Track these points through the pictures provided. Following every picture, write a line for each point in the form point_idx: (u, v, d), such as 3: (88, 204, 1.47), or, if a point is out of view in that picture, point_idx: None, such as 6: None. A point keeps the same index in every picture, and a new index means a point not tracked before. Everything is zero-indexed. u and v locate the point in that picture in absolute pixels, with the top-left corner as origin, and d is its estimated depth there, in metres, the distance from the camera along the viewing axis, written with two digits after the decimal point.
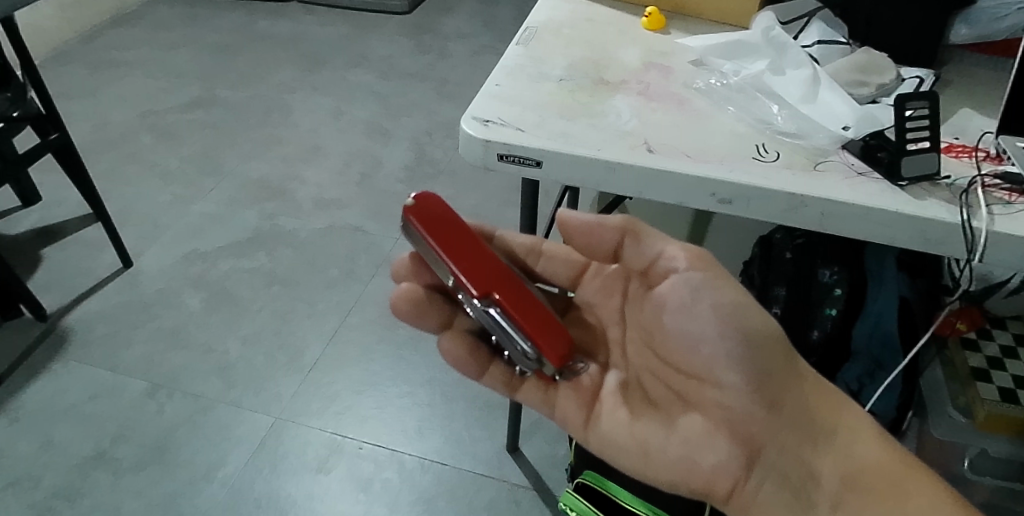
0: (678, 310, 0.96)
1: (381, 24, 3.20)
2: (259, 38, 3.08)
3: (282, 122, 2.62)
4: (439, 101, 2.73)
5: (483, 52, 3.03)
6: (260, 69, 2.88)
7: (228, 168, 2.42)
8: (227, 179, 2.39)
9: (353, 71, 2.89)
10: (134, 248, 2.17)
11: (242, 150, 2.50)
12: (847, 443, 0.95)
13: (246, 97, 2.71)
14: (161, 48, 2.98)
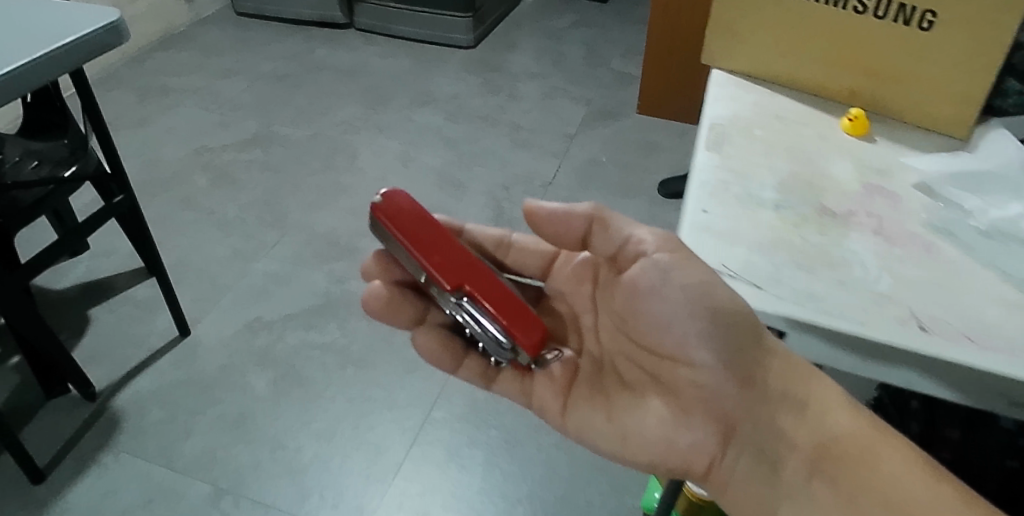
0: (648, 295, 0.79)
1: (444, 58, 2.57)
2: (319, 67, 2.47)
3: (347, 167, 2.00)
4: (513, 149, 2.07)
5: (556, 94, 2.37)
6: (312, 79, 2.40)
7: (293, 219, 1.85)
8: (294, 231, 1.82)
9: (420, 111, 2.25)
10: (192, 311, 1.64)
11: (305, 199, 1.91)
12: (820, 415, 0.75)
13: (301, 116, 2.19)
14: (216, 73, 2.39)
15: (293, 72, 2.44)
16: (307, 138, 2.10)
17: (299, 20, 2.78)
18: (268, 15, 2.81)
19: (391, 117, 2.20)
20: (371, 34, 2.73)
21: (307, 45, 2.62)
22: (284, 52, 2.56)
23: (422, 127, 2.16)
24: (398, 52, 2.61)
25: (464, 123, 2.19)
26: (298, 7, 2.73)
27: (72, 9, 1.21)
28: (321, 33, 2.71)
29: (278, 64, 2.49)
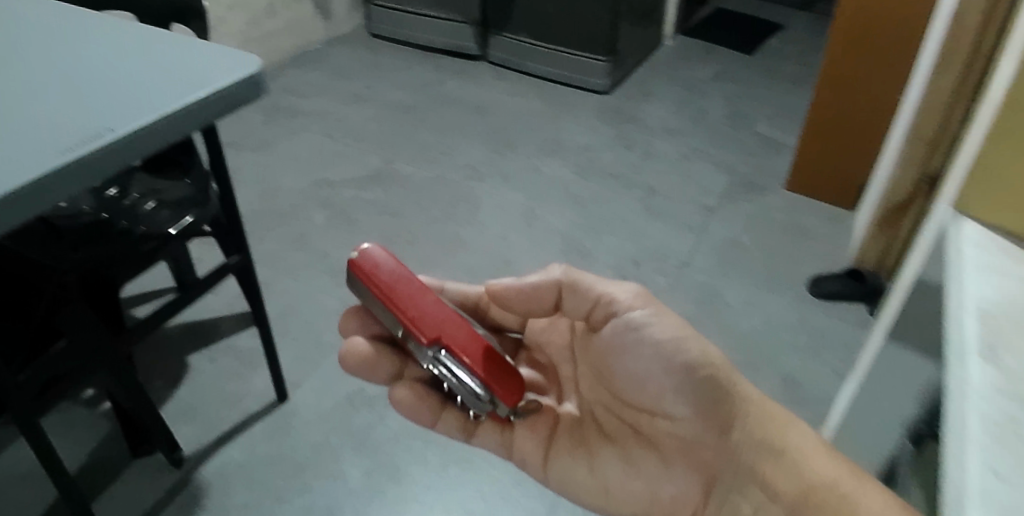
0: (623, 353, 0.86)
1: (576, 102, 2.48)
2: (443, 101, 2.43)
3: (467, 220, 1.85)
4: (647, 219, 1.88)
5: (695, 155, 2.19)
6: (435, 116, 2.33)
7: None
8: None
9: (547, 160, 2.12)
10: (291, 372, 1.39)
11: (420, 254, 1.73)
12: (796, 463, 0.76)
13: (424, 155, 2.10)
14: (344, 101, 2.36)
15: (418, 105, 2.39)
16: (430, 179, 1.99)
17: (431, 49, 2.78)
18: (400, 40, 2.83)
19: (516, 165, 2.08)
20: (501, 70, 2.69)
21: (434, 75, 2.60)
22: (412, 82, 2.53)
23: (548, 179, 2.03)
24: (526, 91, 2.53)
25: (593, 180, 2.03)
26: (432, 35, 2.74)
27: (202, 55, 0.94)
28: (451, 63, 2.69)
29: (405, 93, 2.45)
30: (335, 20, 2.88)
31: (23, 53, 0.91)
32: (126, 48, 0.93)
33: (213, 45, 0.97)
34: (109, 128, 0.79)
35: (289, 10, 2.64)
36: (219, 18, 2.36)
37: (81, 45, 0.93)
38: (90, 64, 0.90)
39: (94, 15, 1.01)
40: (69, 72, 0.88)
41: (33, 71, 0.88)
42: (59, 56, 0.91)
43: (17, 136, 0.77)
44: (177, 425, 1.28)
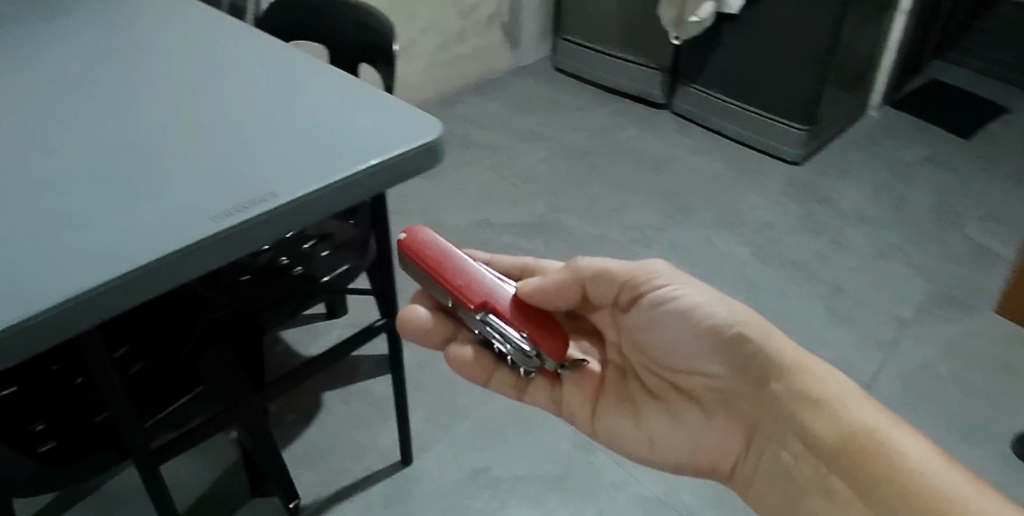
0: (657, 320, 0.88)
1: (763, 170, 2.30)
2: (622, 150, 2.31)
3: None
4: (827, 323, 1.75)
5: (889, 254, 1.99)
6: (610, 163, 2.23)
7: None
8: None
9: (722, 235, 1.98)
10: (420, 433, 1.35)
11: None
12: (829, 415, 0.77)
13: (592, 208, 2.01)
14: (519, 136, 2.32)
15: (594, 150, 2.30)
16: (594, 237, 1.90)
17: (615, 90, 2.69)
18: (585, 78, 2.75)
19: (687, 235, 1.96)
20: (685, 122, 2.55)
21: (615, 119, 2.50)
22: (590, 124, 2.45)
23: (720, 257, 1.90)
24: (710, 149, 2.38)
25: (777, 266, 1.92)
26: (619, 77, 2.64)
27: (379, 115, 0.87)
28: (634, 108, 2.58)
29: (582, 136, 2.37)
30: (523, 49, 2.85)
31: (207, 98, 0.89)
32: (304, 101, 0.89)
33: (392, 101, 0.90)
34: (270, 194, 0.74)
35: (479, 37, 2.63)
36: (411, 41, 2.38)
37: (262, 93, 0.90)
38: (266, 116, 0.86)
39: (282, 59, 0.98)
40: (244, 124, 0.84)
41: (210, 120, 0.85)
42: (239, 105, 0.88)
43: (181, 195, 0.74)
44: (297, 469, 1.27)
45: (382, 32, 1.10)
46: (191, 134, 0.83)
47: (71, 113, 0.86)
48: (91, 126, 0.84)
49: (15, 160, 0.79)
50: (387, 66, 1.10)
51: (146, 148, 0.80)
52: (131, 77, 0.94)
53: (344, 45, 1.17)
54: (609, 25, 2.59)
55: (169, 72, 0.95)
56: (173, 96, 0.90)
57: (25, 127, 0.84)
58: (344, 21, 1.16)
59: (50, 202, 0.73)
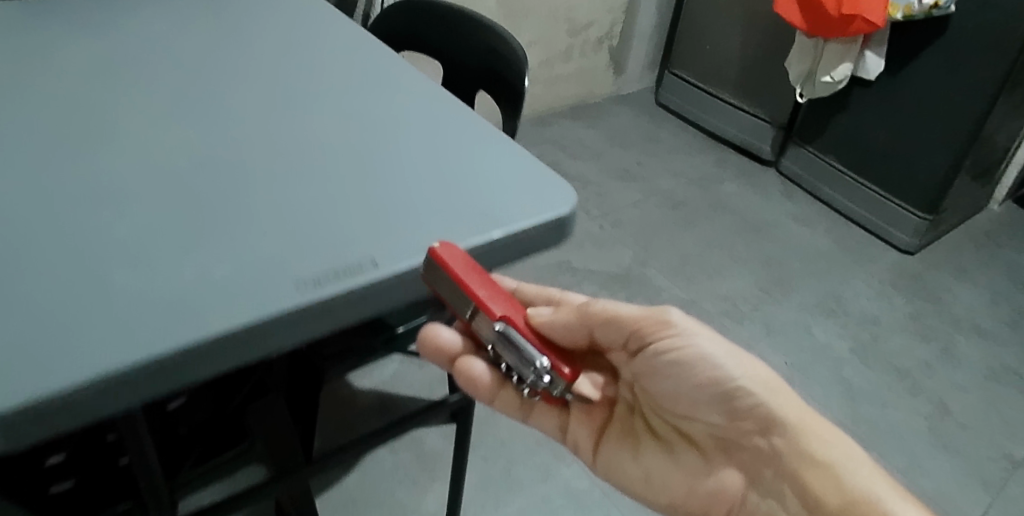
0: (660, 368, 0.74)
1: (871, 255, 2.11)
2: (721, 205, 2.13)
3: None
4: (930, 448, 1.56)
5: (1004, 377, 1.79)
6: (707, 219, 2.04)
7: None
8: None
9: (821, 321, 1.79)
10: (468, 503, 1.20)
11: None
12: (833, 482, 0.70)
13: (683, 266, 1.84)
14: (612, 172, 2.16)
15: (691, 200, 2.11)
16: (683, 302, 1.72)
17: (719, 137, 2.51)
18: (689, 119, 2.57)
19: (785, 317, 1.77)
20: (791, 185, 2.36)
21: (717, 169, 2.31)
22: (690, 171, 2.27)
23: (820, 348, 1.71)
24: (816, 221, 2.19)
25: (877, 370, 1.71)
26: (727, 124, 2.46)
27: (505, 172, 0.73)
28: (738, 160, 2.39)
29: (679, 183, 2.18)
30: (627, 77, 2.68)
31: (311, 125, 0.76)
32: (419, 143, 0.75)
33: (522, 157, 0.75)
34: (370, 258, 0.60)
35: (585, 58, 2.48)
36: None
37: (373, 126, 0.77)
38: (375, 157, 0.72)
39: (401, 88, 0.85)
40: (348, 164, 0.71)
41: (311, 154, 0.72)
42: (346, 139, 0.75)
43: (263, 242, 0.60)
44: None
45: (515, 65, 0.94)
46: (287, 167, 0.69)
47: (159, 119, 0.75)
48: (177, 137, 0.72)
49: (85, 165, 0.67)
50: (514, 105, 0.95)
51: (233, 176, 0.67)
52: (233, 86, 0.82)
53: (468, 69, 1.02)
54: (727, 69, 2.41)
55: (274, 86, 0.83)
56: (274, 116, 0.77)
57: (103, 126, 0.73)
58: (473, 42, 1.00)
59: (111, 228, 0.60)
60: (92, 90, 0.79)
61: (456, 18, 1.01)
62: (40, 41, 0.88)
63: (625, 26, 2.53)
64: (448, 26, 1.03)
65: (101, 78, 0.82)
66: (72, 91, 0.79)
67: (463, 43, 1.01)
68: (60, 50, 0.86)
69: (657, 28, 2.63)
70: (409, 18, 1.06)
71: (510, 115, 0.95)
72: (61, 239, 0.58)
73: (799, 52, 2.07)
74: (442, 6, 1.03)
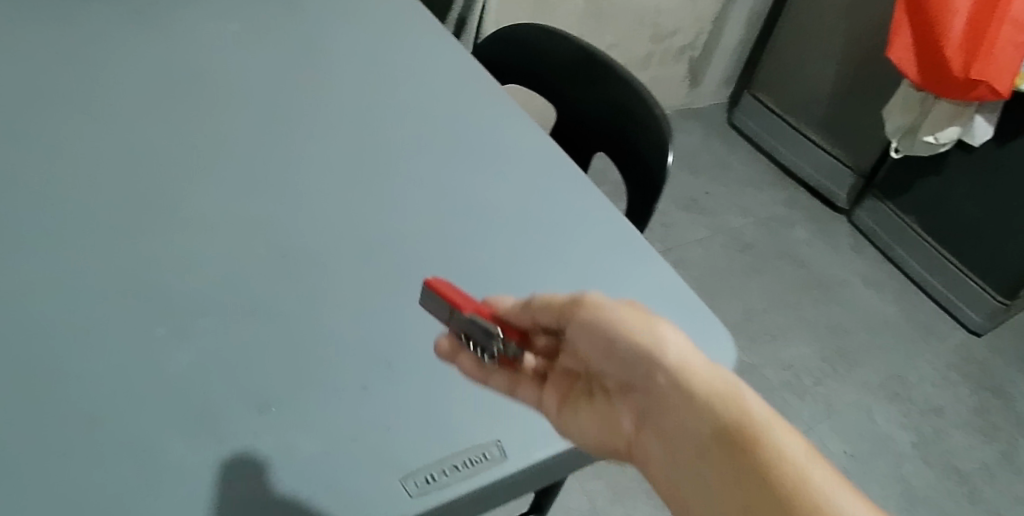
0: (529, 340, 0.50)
1: (942, 330, 1.85)
2: (789, 251, 1.94)
3: None
4: None
5: None
6: (776, 267, 1.87)
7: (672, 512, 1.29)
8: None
9: (888, 406, 1.60)
10: None
11: None
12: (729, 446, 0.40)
13: (746, 323, 1.68)
14: (677, 199, 1.98)
15: (760, 243, 1.93)
16: (744, 365, 1.58)
17: (792, 173, 2.26)
18: (761, 146, 2.32)
19: (846, 395, 1.59)
20: (862, 239, 2.10)
21: (786, 210, 2.10)
22: (758, 208, 2.06)
23: (881, 438, 1.53)
24: (886, 282, 1.96)
25: (934, 470, 1.51)
26: (803, 161, 2.21)
27: (648, 303, 0.60)
28: (810, 202, 2.18)
29: (747, 223, 1.99)
30: (703, 89, 2.41)
31: (419, 206, 0.63)
32: (548, 246, 0.62)
33: (667, 281, 0.62)
34: (495, 442, 0.48)
35: (664, 66, 2.23)
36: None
37: (492, 213, 0.64)
38: (496, 265, 0.60)
39: (524, 156, 0.71)
40: (463, 274, 0.58)
41: (421, 254, 0.59)
42: (462, 229, 0.62)
43: (365, 405, 0.48)
44: None
45: (656, 138, 0.77)
46: (392, 274, 0.56)
47: (224, 186, 0.60)
48: (252, 219, 0.58)
49: (130, 257, 0.53)
50: (651, 187, 0.78)
51: (327, 285, 0.54)
52: (316, 141, 0.66)
53: (596, 127, 0.85)
54: (815, 101, 2.15)
55: (373, 141, 0.68)
56: (371, 191, 0.63)
57: (150, 195, 0.58)
58: (606, 96, 0.83)
59: (172, 370, 0.47)
60: (121, 134, 0.62)
61: (589, 64, 0.85)
62: (54, 44, 0.69)
63: (711, 36, 2.26)
64: (577, 72, 0.86)
65: (133, 113, 0.64)
66: (101, 134, 0.61)
67: (593, 95, 0.85)
68: (83, 64, 0.67)
69: (745, 41, 2.35)
70: (530, 54, 0.90)
71: (646, 198, 0.79)
72: (101, 385, 0.45)
73: (904, 100, 1.76)
74: (573, 46, 0.86)
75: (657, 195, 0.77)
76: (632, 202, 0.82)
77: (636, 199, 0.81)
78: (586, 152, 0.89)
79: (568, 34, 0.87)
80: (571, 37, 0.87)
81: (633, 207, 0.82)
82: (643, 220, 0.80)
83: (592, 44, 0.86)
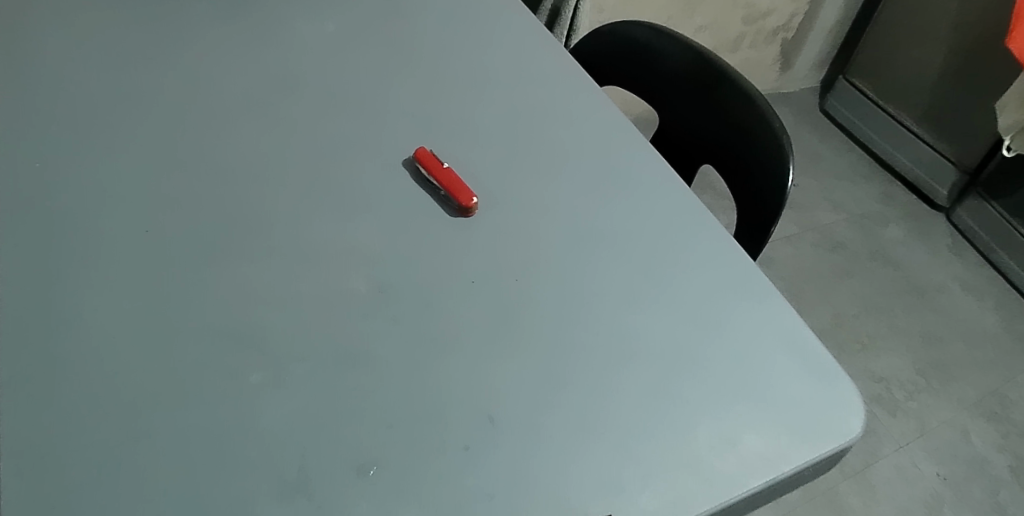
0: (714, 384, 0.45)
1: None
2: (882, 249, 1.83)
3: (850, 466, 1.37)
4: None
5: None
6: (867, 269, 1.75)
7: None
8: None
9: (984, 423, 1.50)
10: None
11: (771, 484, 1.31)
12: None
13: (832, 327, 1.59)
14: None
15: (852, 243, 1.82)
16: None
17: (889, 167, 2.13)
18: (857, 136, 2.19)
19: (941, 413, 1.49)
20: (962, 240, 1.96)
21: (880, 206, 1.98)
22: (850, 203, 1.95)
23: (976, 460, 1.44)
24: (986, 287, 1.83)
25: None
26: (901, 154, 2.07)
27: (770, 355, 0.55)
28: (905, 197, 2.05)
29: (839, 221, 1.87)
30: (793, 73, 2.26)
31: (522, 236, 0.58)
32: (660, 282, 0.58)
33: (791, 327, 0.57)
34: (608, 515, 0.45)
35: (755, 49, 2.07)
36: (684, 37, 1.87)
37: (599, 243, 0.60)
38: (604, 304, 0.55)
39: (636, 183, 0.66)
40: (570, 315, 0.54)
41: (526, 295, 0.55)
42: (570, 264, 0.57)
43: (471, 470, 0.45)
44: None
45: (775, 157, 0.71)
46: (500, 319, 0.53)
47: (314, 215, 0.57)
48: (346, 251, 0.55)
49: (219, 298, 0.50)
50: (766, 211, 0.72)
51: (432, 329, 0.51)
52: (397, 163, 0.62)
53: (704, 138, 0.80)
54: (917, 89, 2.01)
55: (465, 163, 0.63)
56: (466, 223, 0.58)
57: (234, 228, 0.54)
58: (717, 105, 0.77)
59: (267, 425, 0.45)
60: (197, 164, 0.58)
61: (700, 69, 0.79)
62: (115, 62, 0.64)
63: (806, 17, 2.09)
64: (685, 77, 0.80)
65: (205, 140, 0.60)
66: (176, 164, 0.58)
67: (702, 103, 0.79)
68: (147, 85, 0.63)
69: (840, 22, 2.18)
70: (633, 55, 0.84)
71: (759, 222, 0.73)
72: (197, 444, 0.44)
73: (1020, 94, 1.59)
74: (683, 49, 0.80)
75: (772, 219, 0.71)
76: (742, 223, 0.76)
77: (746, 220, 0.75)
78: (689, 164, 0.83)
79: (676, 34, 0.82)
80: (680, 37, 0.81)
81: (742, 228, 0.76)
82: (755, 245, 0.75)
83: (702, 45, 0.80)
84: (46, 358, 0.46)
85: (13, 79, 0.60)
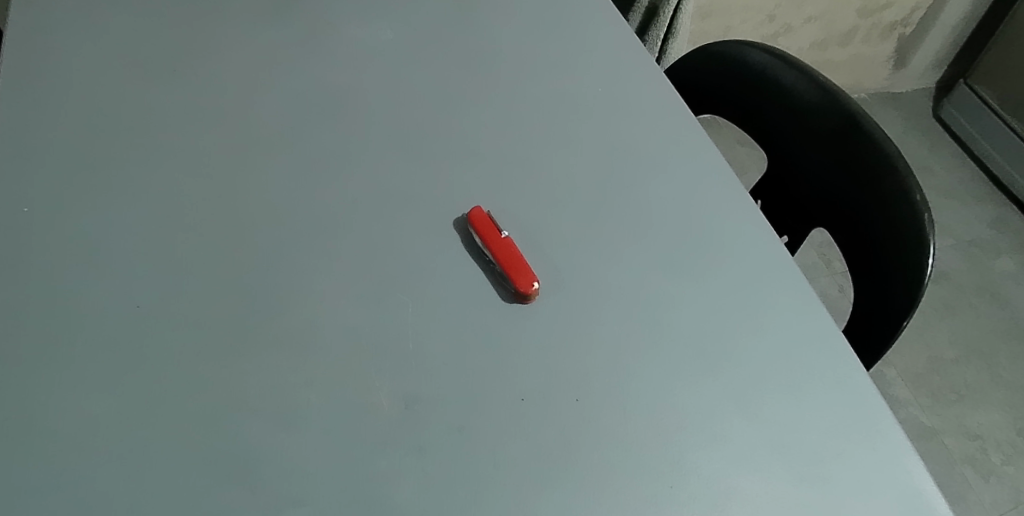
0: None
1: None
2: (1000, 278, 1.58)
3: None
4: None
5: None
6: (975, 306, 1.52)
7: None
8: None
9: None
10: None
11: None
12: None
13: (925, 373, 1.41)
14: None
15: (957, 274, 1.57)
16: (922, 429, 1.32)
17: (1006, 188, 1.75)
18: (971, 148, 1.81)
19: None
20: None
21: (992, 232, 1.67)
22: (961, 226, 1.67)
23: None
24: None
25: None
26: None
27: None
28: None
29: (943, 248, 1.62)
30: (907, 71, 1.89)
31: (585, 337, 0.49)
32: (762, 414, 0.48)
33: (918, 488, 0.47)
34: None
35: (867, 44, 1.74)
36: (788, 28, 1.60)
37: (680, 349, 0.50)
38: (693, 437, 0.47)
39: (734, 268, 0.54)
40: (633, 449, 0.46)
41: (585, 423, 0.46)
42: (641, 376, 0.49)
43: None
44: None
45: (911, 249, 0.59)
46: (542, 455, 0.45)
47: (344, 293, 0.49)
48: (374, 349, 0.47)
49: (214, 400, 0.44)
50: (892, 309, 0.60)
51: (456, 463, 0.44)
52: (449, 222, 0.53)
53: (821, 201, 0.67)
54: None
55: (531, 225, 0.54)
56: (521, 317, 0.50)
57: (255, 310, 0.48)
58: (842, 161, 0.65)
59: None
60: (223, 223, 0.51)
61: (827, 120, 0.66)
62: (152, 88, 0.58)
63: (931, 12, 1.72)
64: (807, 127, 0.67)
65: (230, 190, 0.53)
66: (189, 221, 0.51)
67: (823, 163, 0.66)
68: (181, 119, 0.56)
69: None
70: (745, 82, 0.71)
71: (881, 312, 0.62)
72: None
73: None
74: (809, 94, 0.67)
75: (897, 312, 0.60)
76: (859, 313, 0.65)
77: (864, 310, 0.64)
78: (799, 221, 0.71)
79: (803, 66, 0.68)
80: (807, 72, 0.68)
81: (858, 320, 0.65)
82: (870, 337, 0.63)
83: (834, 83, 0.67)
84: (31, 465, 0.41)
85: (41, 106, 0.55)
